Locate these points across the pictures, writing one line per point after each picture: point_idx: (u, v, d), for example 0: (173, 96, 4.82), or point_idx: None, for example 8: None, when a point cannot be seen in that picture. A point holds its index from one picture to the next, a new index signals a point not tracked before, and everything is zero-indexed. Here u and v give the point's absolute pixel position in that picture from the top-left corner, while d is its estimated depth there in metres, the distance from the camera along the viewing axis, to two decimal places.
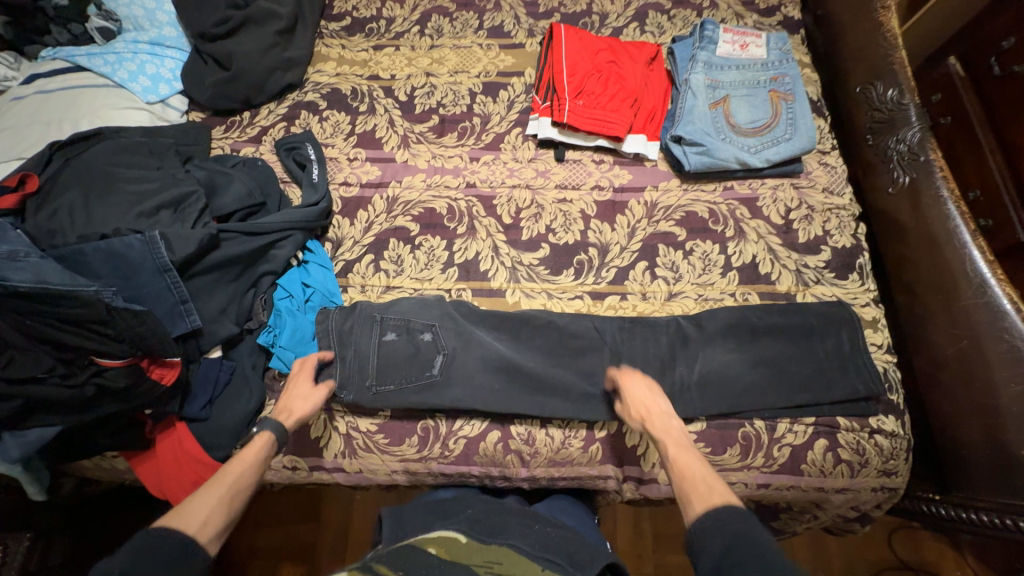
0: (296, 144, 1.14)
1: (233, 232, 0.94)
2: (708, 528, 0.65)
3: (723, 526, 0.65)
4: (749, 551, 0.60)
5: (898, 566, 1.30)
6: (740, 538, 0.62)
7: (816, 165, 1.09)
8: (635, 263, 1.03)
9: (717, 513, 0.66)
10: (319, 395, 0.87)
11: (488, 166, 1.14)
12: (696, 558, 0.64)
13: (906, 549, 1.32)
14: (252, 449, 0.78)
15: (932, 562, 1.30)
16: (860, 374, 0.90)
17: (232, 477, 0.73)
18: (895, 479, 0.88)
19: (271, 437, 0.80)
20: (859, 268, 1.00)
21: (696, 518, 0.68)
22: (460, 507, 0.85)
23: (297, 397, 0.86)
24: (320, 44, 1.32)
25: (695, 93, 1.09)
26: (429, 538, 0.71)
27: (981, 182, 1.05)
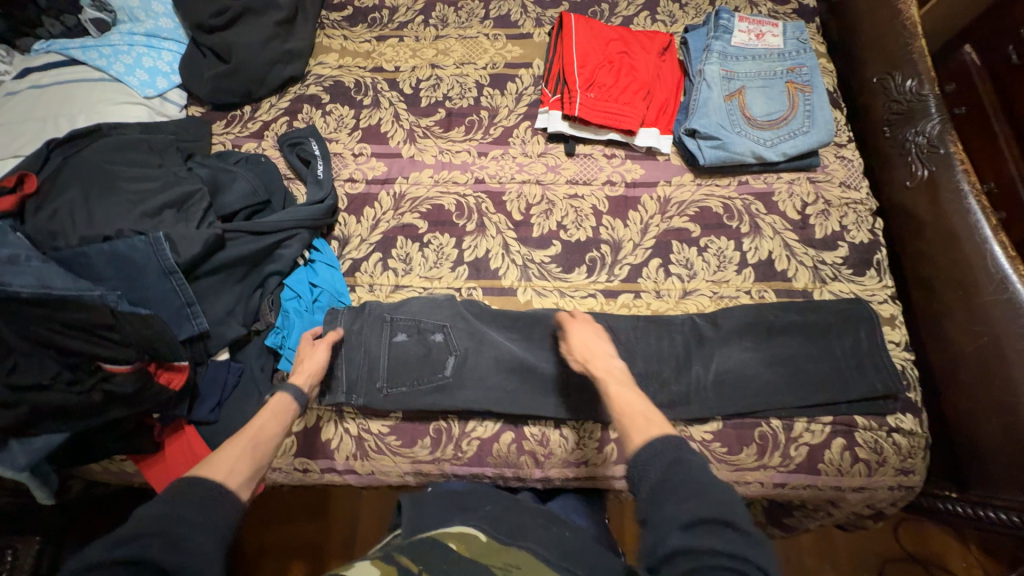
0: (300, 139, 1.11)
1: (239, 232, 0.92)
2: (647, 458, 0.64)
3: (662, 453, 0.63)
4: (686, 473, 0.61)
5: (905, 558, 1.30)
6: (679, 462, 0.62)
7: (833, 158, 1.07)
8: (649, 260, 1.01)
9: (656, 442, 0.64)
10: (322, 352, 0.86)
11: (496, 161, 1.12)
12: (635, 482, 0.64)
13: (911, 539, 1.33)
14: (273, 407, 0.76)
15: (939, 554, 1.31)
16: (879, 372, 0.89)
17: (254, 429, 0.71)
18: (913, 478, 0.87)
19: (292, 396, 0.79)
20: (876, 263, 0.99)
21: (636, 450, 0.65)
22: (478, 501, 0.83)
23: (303, 359, 0.85)
24: (321, 34, 1.28)
25: (709, 84, 1.06)
26: (451, 534, 0.72)
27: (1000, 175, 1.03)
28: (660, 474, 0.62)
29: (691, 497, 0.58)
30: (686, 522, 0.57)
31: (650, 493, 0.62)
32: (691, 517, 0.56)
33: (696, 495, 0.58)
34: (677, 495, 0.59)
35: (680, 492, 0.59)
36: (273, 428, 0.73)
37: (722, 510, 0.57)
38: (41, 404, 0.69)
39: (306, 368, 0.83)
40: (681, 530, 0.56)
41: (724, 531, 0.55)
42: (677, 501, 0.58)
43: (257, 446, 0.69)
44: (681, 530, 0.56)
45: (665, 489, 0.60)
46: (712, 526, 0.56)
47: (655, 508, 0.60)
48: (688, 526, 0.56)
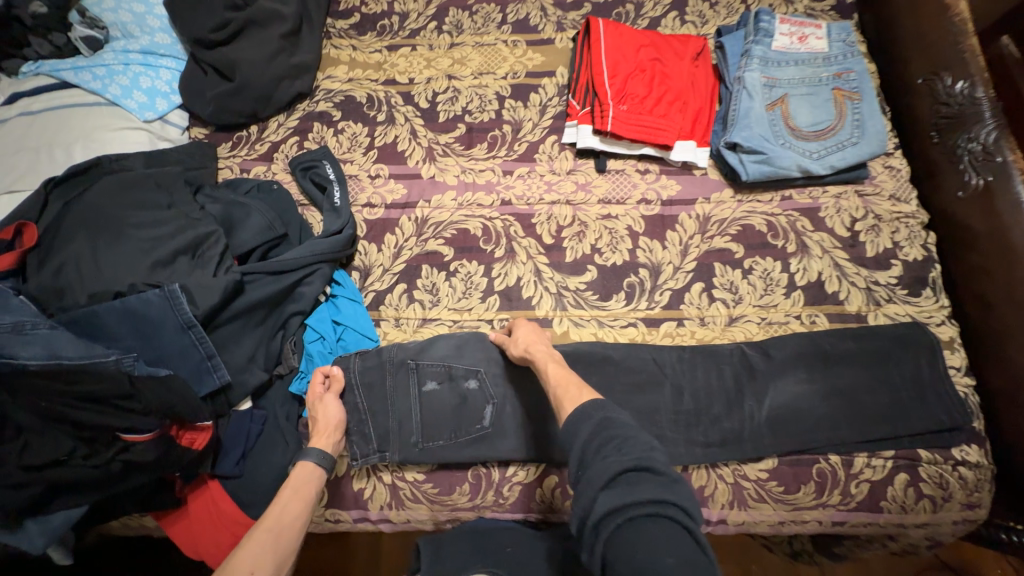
0: (312, 163, 1.04)
1: (258, 273, 0.86)
2: (576, 421, 0.65)
3: (589, 415, 0.64)
4: (610, 433, 0.61)
5: (939, 566, 1.27)
6: (603, 423, 0.62)
7: (880, 169, 1.01)
8: (691, 284, 0.95)
9: (584, 405, 0.66)
10: (334, 405, 0.83)
11: (523, 180, 1.05)
12: (568, 447, 0.64)
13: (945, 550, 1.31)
14: (300, 481, 0.76)
15: (974, 562, 1.28)
16: (941, 402, 0.84)
17: (275, 515, 0.71)
18: (979, 512, 0.83)
19: (315, 465, 0.77)
20: (932, 282, 0.93)
21: (567, 417, 0.67)
22: (502, 544, 0.81)
23: (318, 417, 0.82)
24: (329, 45, 1.20)
25: (750, 93, 1.00)
26: None
27: None
28: (585, 439, 0.62)
29: (614, 453, 0.58)
30: (607, 480, 0.56)
31: (579, 459, 0.61)
32: (612, 474, 0.56)
33: (620, 451, 0.58)
34: (601, 457, 0.58)
35: (605, 450, 0.59)
36: (295, 507, 0.72)
37: (641, 458, 0.56)
38: (59, 481, 0.64)
39: (322, 427, 0.80)
40: (601, 491, 0.55)
41: (644, 480, 0.55)
42: (602, 459, 0.58)
43: (277, 538, 0.69)
44: (600, 490, 0.55)
45: (590, 451, 0.60)
46: (631, 477, 0.55)
47: (584, 466, 0.59)
48: (610, 483, 0.56)
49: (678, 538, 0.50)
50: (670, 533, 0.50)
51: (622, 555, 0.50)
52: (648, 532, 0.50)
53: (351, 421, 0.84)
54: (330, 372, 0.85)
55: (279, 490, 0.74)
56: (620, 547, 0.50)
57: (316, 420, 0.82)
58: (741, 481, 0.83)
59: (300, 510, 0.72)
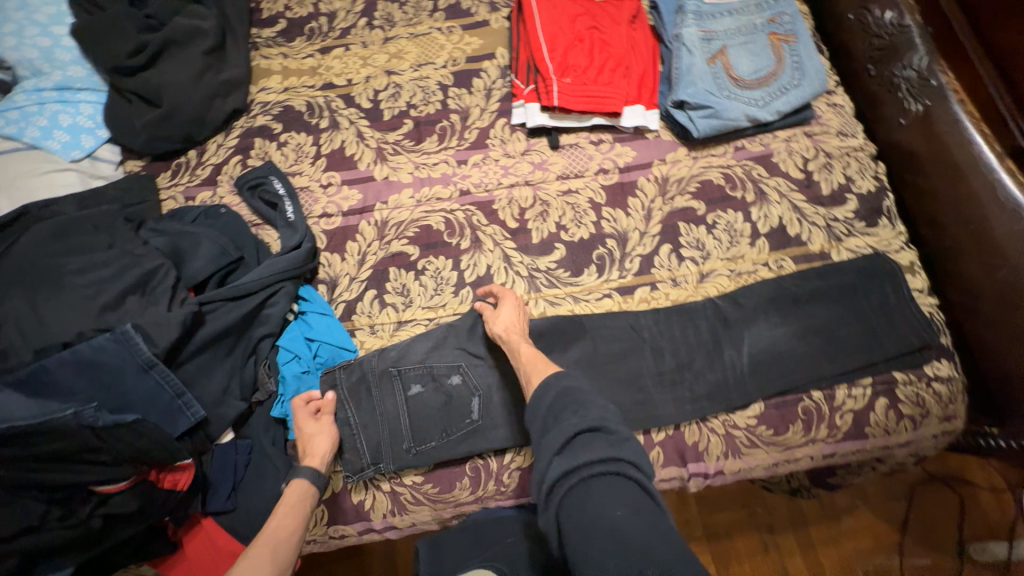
0: (260, 179, 1.01)
1: (216, 301, 0.83)
2: (539, 391, 0.69)
3: (551, 385, 0.70)
4: (570, 402, 0.66)
5: (927, 479, 1.37)
6: (565, 390, 0.68)
7: (825, 107, 1.03)
8: (659, 247, 0.96)
9: (548, 377, 0.71)
10: (330, 427, 0.82)
11: (478, 168, 1.03)
12: (529, 421, 0.68)
13: (931, 462, 1.40)
14: (292, 500, 0.75)
15: (959, 469, 1.38)
16: (910, 324, 0.87)
17: (271, 531, 0.70)
18: (955, 423, 0.87)
19: (308, 482, 0.76)
20: (886, 211, 0.96)
21: (534, 388, 0.72)
22: (499, 532, 0.83)
23: (311, 437, 0.80)
24: (258, 56, 1.16)
25: (690, 49, 1.00)
26: None
27: None
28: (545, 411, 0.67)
29: (570, 418, 0.63)
30: (562, 444, 0.60)
31: (541, 426, 0.66)
32: (566, 438, 0.61)
33: (576, 415, 0.63)
34: (558, 424, 0.63)
35: (563, 415, 0.64)
36: (290, 524, 0.71)
37: (595, 420, 0.62)
38: (37, 548, 0.62)
39: (315, 449, 0.79)
40: (557, 454, 0.60)
41: (595, 440, 0.60)
42: (560, 424, 0.63)
43: (273, 553, 0.68)
44: (556, 454, 0.60)
45: (550, 419, 0.65)
46: (584, 439, 0.60)
47: (543, 435, 0.64)
48: (565, 447, 0.61)
49: (626, 492, 0.55)
50: (620, 487, 0.56)
51: (577, 508, 0.55)
52: (601, 487, 0.56)
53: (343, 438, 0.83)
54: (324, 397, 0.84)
55: (274, 509, 0.74)
56: (574, 504, 0.56)
57: (309, 443, 0.80)
58: (732, 430, 0.85)
59: (293, 526, 0.71)
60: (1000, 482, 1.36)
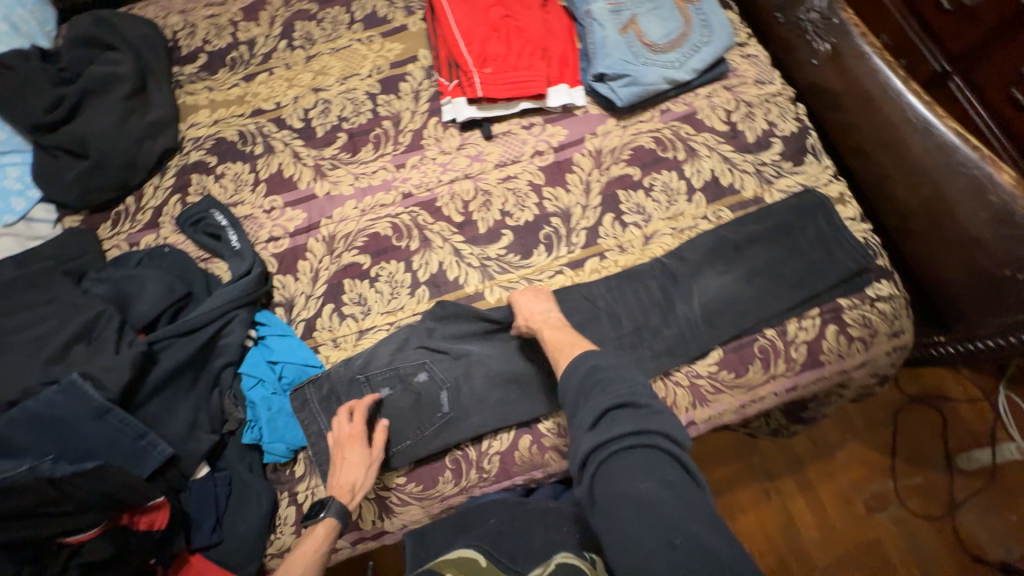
0: (201, 214, 1.01)
1: (168, 338, 0.84)
2: (569, 371, 0.75)
3: (580, 364, 0.75)
4: (600, 380, 0.70)
5: (908, 401, 1.43)
6: (593, 369, 0.73)
7: (740, 59, 1.06)
8: (602, 218, 0.98)
9: (577, 356, 0.76)
10: (371, 462, 0.80)
11: (417, 169, 1.05)
12: (563, 400, 0.74)
13: (911, 384, 1.45)
14: (314, 537, 0.75)
15: (936, 386, 1.44)
16: (846, 251, 0.91)
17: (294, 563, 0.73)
18: (904, 338, 0.91)
19: (334, 523, 0.75)
20: (811, 148, 1.00)
21: (563, 369, 0.77)
22: (480, 517, 0.82)
23: (348, 466, 0.79)
24: (183, 94, 1.16)
25: (601, 22, 1.02)
26: (448, 560, 0.73)
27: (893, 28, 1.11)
28: (577, 385, 0.73)
29: (601, 396, 0.68)
30: (593, 421, 0.66)
31: (574, 405, 0.71)
32: (597, 414, 0.66)
33: (606, 393, 0.68)
34: (590, 402, 0.68)
35: (593, 393, 0.69)
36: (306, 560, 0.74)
37: (624, 397, 0.66)
38: None
39: (352, 482, 0.78)
40: (589, 431, 0.65)
41: (626, 417, 0.64)
42: (591, 402, 0.68)
43: None
44: (589, 431, 0.65)
45: (582, 397, 0.70)
46: (613, 415, 0.65)
47: (576, 412, 0.70)
48: (596, 423, 0.66)
49: (656, 466, 0.60)
50: (648, 460, 0.61)
51: (607, 480, 0.61)
52: (632, 460, 0.61)
53: (319, 452, 0.84)
54: (381, 427, 0.82)
55: (304, 534, 0.76)
56: (606, 476, 0.61)
57: (347, 473, 0.79)
58: (696, 380, 0.87)
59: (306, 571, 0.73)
60: (977, 392, 1.42)
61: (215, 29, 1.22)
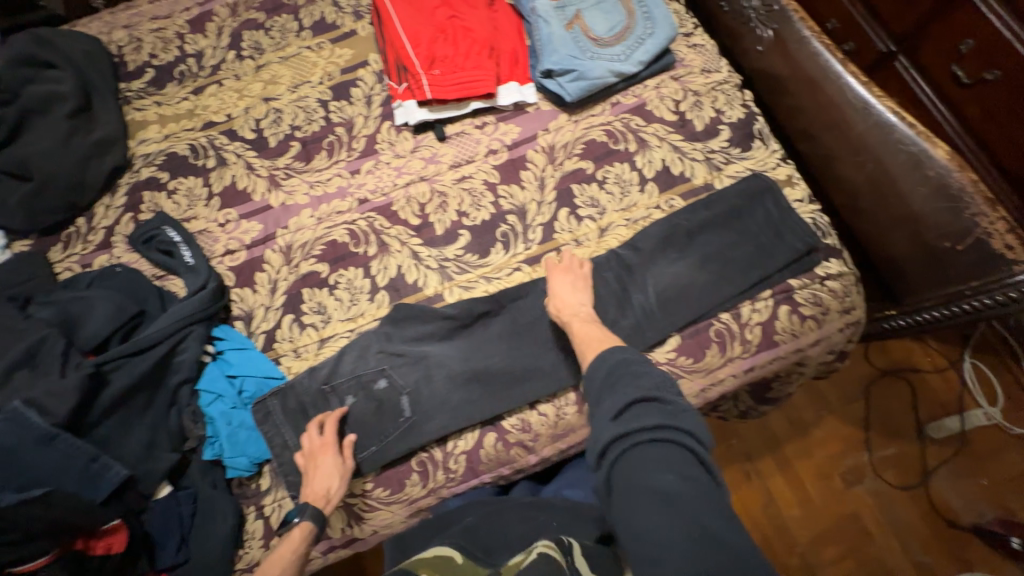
0: (152, 231, 0.99)
1: (117, 359, 0.83)
2: (596, 363, 0.75)
3: (608, 357, 0.74)
4: (627, 375, 0.69)
5: (879, 374, 1.46)
6: (621, 363, 0.72)
7: (686, 49, 1.08)
8: (557, 213, 0.99)
9: (604, 351, 0.76)
10: (343, 469, 0.81)
11: (372, 174, 1.04)
12: (587, 391, 0.74)
13: (881, 357, 1.49)
14: (291, 541, 0.75)
15: (904, 358, 1.47)
16: (795, 233, 0.92)
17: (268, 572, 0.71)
18: (856, 313, 0.93)
19: (310, 526, 0.75)
20: (758, 134, 1.02)
21: (590, 362, 0.77)
22: (458, 516, 0.82)
23: (318, 473, 0.80)
24: (131, 110, 1.14)
25: (546, 19, 1.03)
26: (422, 559, 0.67)
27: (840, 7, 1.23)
28: (603, 377, 0.72)
29: (627, 388, 0.67)
30: (616, 412, 0.65)
31: (597, 395, 0.71)
32: (622, 405, 0.65)
33: (632, 386, 0.68)
34: (615, 394, 0.68)
35: (619, 386, 0.69)
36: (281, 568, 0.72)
37: (652, 391, 0.65)
38: None
39: (326, 487, 0.79)
40: (612, 421, 0.65)
41: (649, 411, 0.63)
42: (616, 394, 0.68)
43: None
44: (612, 420, 0.65)
45: (606, 389, 0.70)
46: (638, 408, 0.64)
47: (598, 404, 0.69)
48: (620, 414, 0.65)
49: (678, 461, 0.59)
50: (671, 454, 0.60)
51: (626, 470, 0.60)
52: (653, 453, 0.60)
53: (281, 463, 0.83)
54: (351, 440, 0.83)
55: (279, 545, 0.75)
56: (625, 466, 0.60)
57: (318, 480, 0.79)
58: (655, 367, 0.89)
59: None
60: (944, 362, 1.46)
61: (161, 43, 1.20)
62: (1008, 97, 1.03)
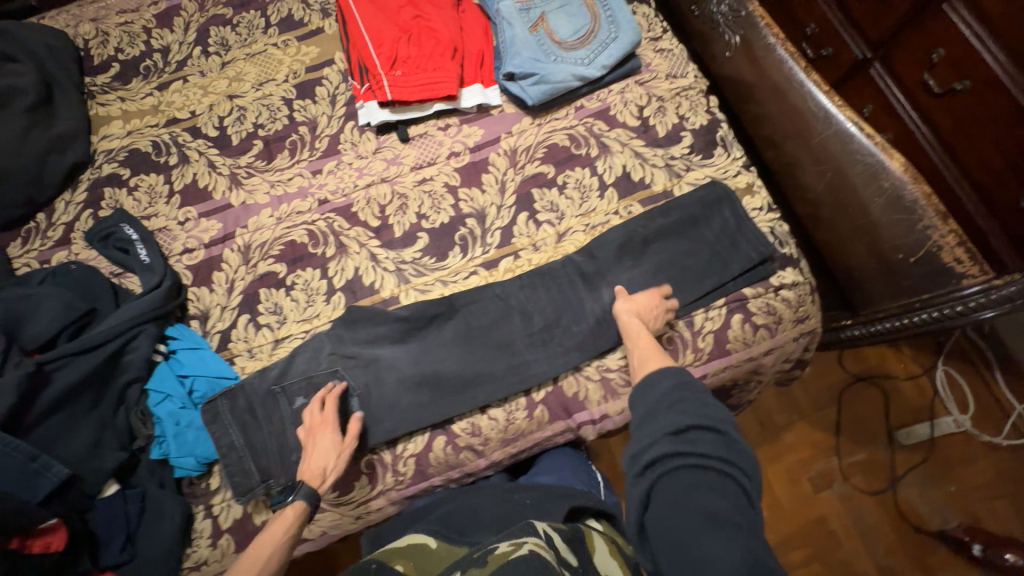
0: (110, 229, 0.99)
1: (61, 357, 0.82)
2: (657, 377, 0.73)
3: (671, 374, 0.73)
4: (690, 395, 0.68)
5: (851, 380, 1.46)
6: (683, 384, 0.70)
7: (653, 54, 1.07)
8: (516, 217, 0.99)
9: (669, 366, 0.74)
10: (337, 445, 0.81)
11: (333, 175, 1.04)
12: (640, 400, 0.72)
13: (855, 363, 1.49)
14: (284, 520, 0.75)
15: (877, 365, 1.47)
16: (751, 242, 0.92)
17: (260, 548, 0.73)
18: (810, 323, 0.93)
19: (303, 506, 0.76)
20: (721, 141, 1.01)
21: (649, 373, 0.75)
22: (426, 510, 0.84)
23: (314, 450, 0.80)
24: (95, 105, 1.13)
25: (510, 21, 1.03)
26: (396, 550, 0.70)
27: (812, 17, 1.21)
28: (663, 392, 0.71)
29: (689, 410, 0.66)
30: (673, 431, 0.64)
31: (653, 409, 0.70)
32: (682, 426, 0.64)
33: (694, 408, 0.66)
34: (673, 412, 0.67)
35: (679, 405, 0.68)
36: (274, 542, 0.74)
37: (716, 421, 0.65)
38: None
39: (320, 464, 0.78)
40: (669, 438, 0.64)
41: (710, 438, 0.63)
42: (675, 412, 0.67)
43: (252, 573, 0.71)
44: (669, 437, 0.64)
45: (664, 405, 0.69)
46: (699, 432, 0.64)
47: (653, 418, 0.68)
48: (677, 433, 0.64)
49: (732, 491, 0.59)
50: (723, 484, 0.59)
51: (673, 487, 0.60)
52: (707, 478, 0.60)
53: (229, 463, 0.84)
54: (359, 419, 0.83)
55: (273, 518, 0.76)
56: (672, 484, 0.61)
57: (314, 456, 0.80)
58: (607, 374, 0.89)
59: (274, 551, 0.73)
60: (917, 368, 1.46)
61: (128, 37, 1.19)
62: (978, 111, 0.93)
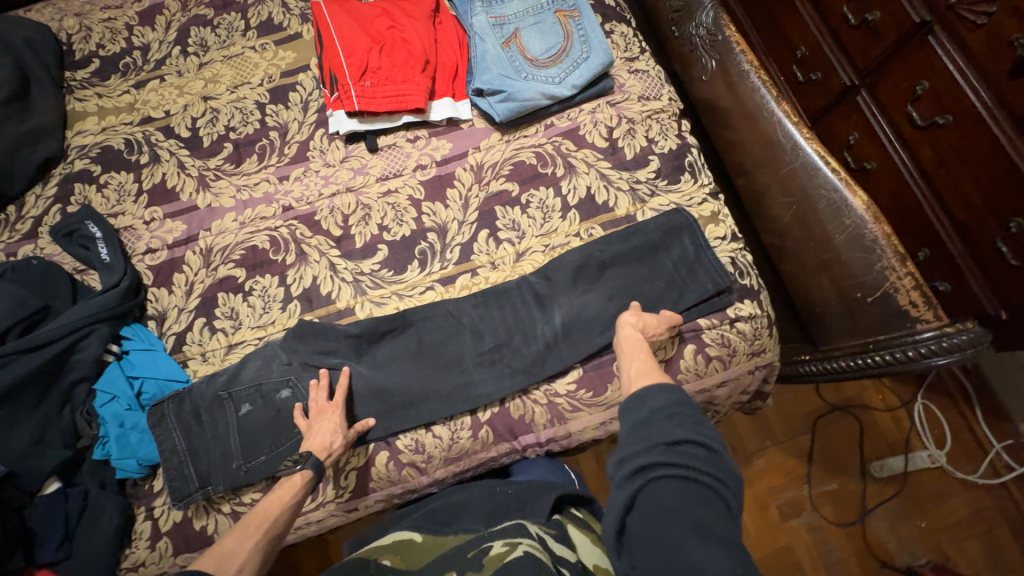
0: (74, 225, 0.99)
1: (7, 353, 0.83)
2: (652, 388, 0.68)
3: (668, 389, 0.67)
4: (685, 410, 0.64)
5: (830, 410, 1.44)
6: (680, 398, 0.66)
7: (627, 75, 1.06)
8: (477, 233, 0.98)
9: (665, 380, 0.70)
10: (332, 430, 0.81)
11: (300, 182, 1.04)
12: (631, 408, 0.67)
13: (834, 394, 1.46)
14: (290, 486, 0.76)
15: (855, 397, 1.44)
16: (708, 272, 0.91)
17: (265, 513, 0.72)
18: (766, 356, 0.92)
19: (309, 475, 0.76)
20: (689, 166, 1.00)
21: (642, 385, 0.70)
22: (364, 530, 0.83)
23: (314, 431, 0.81)
24: (72, 100, 1.14)
25: (482, 37, 1.04)
26: (385, 547, 0.71)
27: (803, 38, 1.04)
28: (656, 403, 0.66)
29: (685, 423, 0.62)
30: (668, 443, 0.60)
31: (647, 418, 0.65)
32: (677, 438, 0.60)
33: (691, 423, 0.62)
34: (667, 423, 0.62)
35: (674, 417, 0.63)
36: (278, 509, 0.73)
37: (710, 438, 0.61)
38: None
39: (323, 439, 0.80)
40: (661, 448, 0.60)
41: (702, 454, 0.59)
42: (670, 423, 0.62)
43: (252, 537, 0.69)
44: (662, 447, 0.60)
45: (659, 416, 0.64)
46: (693, 447, 0.60)
47: (645, 427, 0.64)
48: (671, 445, 0.60)
49: (718, 506, 0.56)
50: (712, 501, 0.56)
51: (662, 498, 0.56)
52: (697, 494, 0.56)
53: (170, 468, 0.84)
54: (366, 422, 0.85)
55: (278, 485, 0.76)
56: (661, 494, 0.57)
57: (315, 436, 0.80)
58: (554, 398, 0.88)
59: (280, 515, 0.73)
60: (895, 402, 1.42)
61: (109, 34, 1.20)
62: (964, 150, 0.78)
